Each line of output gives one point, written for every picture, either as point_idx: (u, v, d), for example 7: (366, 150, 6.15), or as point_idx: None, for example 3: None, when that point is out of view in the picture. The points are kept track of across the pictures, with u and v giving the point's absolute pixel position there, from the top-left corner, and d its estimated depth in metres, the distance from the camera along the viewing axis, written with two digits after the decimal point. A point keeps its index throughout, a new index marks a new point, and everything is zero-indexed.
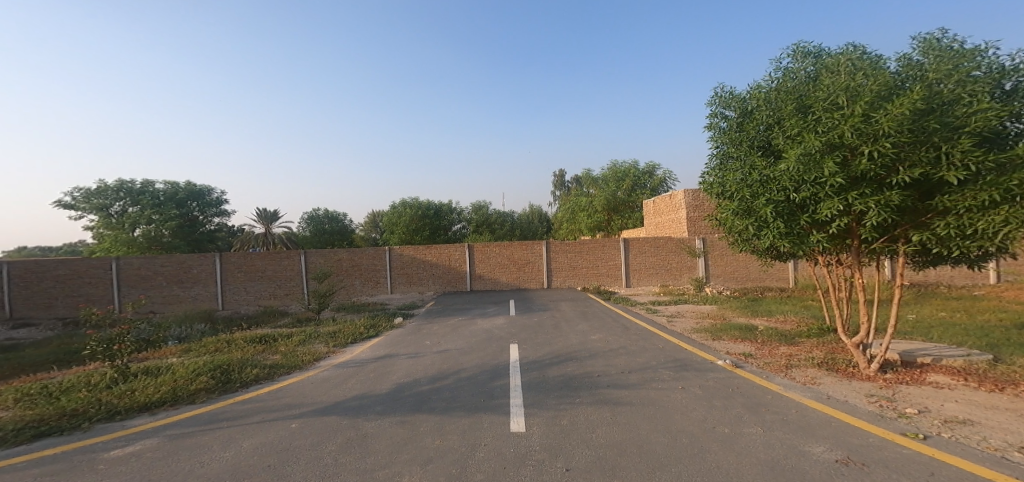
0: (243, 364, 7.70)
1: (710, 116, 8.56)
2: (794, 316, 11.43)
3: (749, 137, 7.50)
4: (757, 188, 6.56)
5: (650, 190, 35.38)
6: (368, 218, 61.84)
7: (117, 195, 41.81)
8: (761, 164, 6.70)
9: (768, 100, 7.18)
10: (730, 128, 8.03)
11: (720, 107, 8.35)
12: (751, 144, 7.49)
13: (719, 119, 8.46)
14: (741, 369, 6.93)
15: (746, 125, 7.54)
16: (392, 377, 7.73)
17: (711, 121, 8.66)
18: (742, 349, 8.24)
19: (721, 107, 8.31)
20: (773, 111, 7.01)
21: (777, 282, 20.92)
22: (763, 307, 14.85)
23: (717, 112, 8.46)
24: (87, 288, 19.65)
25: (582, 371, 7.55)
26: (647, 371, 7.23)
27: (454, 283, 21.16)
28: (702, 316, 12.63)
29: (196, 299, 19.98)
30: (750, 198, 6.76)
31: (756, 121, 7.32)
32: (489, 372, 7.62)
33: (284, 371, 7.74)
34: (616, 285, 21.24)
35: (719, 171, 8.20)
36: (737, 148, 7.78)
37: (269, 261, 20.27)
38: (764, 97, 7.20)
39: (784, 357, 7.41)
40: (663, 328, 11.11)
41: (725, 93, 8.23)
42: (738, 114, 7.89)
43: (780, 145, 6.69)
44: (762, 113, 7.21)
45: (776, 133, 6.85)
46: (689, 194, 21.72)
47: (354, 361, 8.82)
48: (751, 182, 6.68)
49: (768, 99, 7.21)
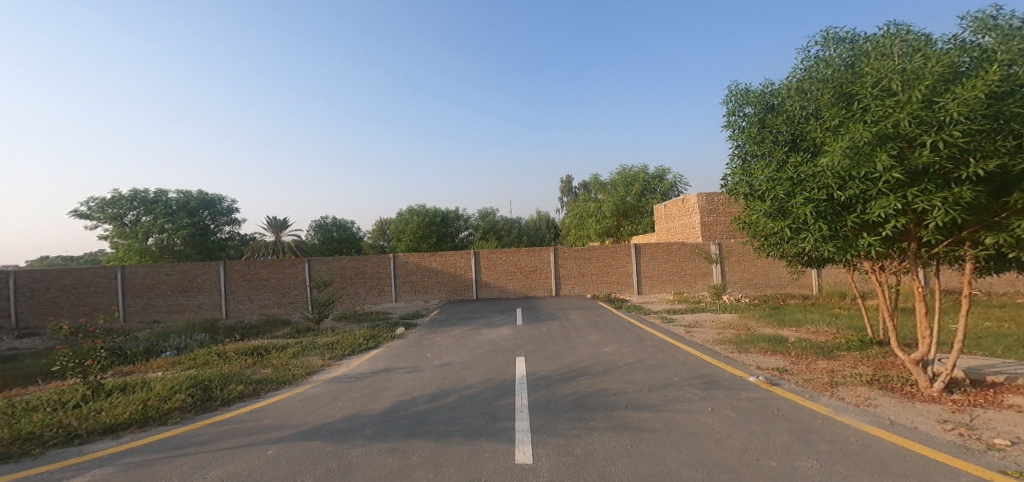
0: (229, 380, 7.06)
1: (727, 112, 7.84)
2: (825, 326, 10.58)
3: (775, 132, 6.77)
4: (794, 187, 5.80)
5: (660, 194, 34.56)
6: (376, 225, 61.66)
7: (131, 205, 41.86)
8: (795, 161, 5.95)
9: (799, 90, 6.45)
10: (753, 125, 7.30)
11: (739, 102, 7.64)
12: (778, 141, 6.75)
13: (737, 116, 7.74)
14: (776, 386, 6.19)
15: (772, 119, 6.80)
16: (387, 394, 7.07)
17: (728, 118, 7.95)
18: (774, 363, 7.47)
19: (740, 103, 7.60)
20: (805, 103, 6.30)
21: (798, 288, 19.95)
22: (787, 315, 13.95)
23: (735, 108, 7.75)
24: (92, 297, 19.31)
25: (596, 388, 6.82)
26: (669, 389, 6.48)
27: (460, 290, 20.52)
28: (723, 325, 11.81)
29: (199, 308, 19.55)
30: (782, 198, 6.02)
31: (785, 115, 6.59)
32: (494, 389, 6.92)
33: (272, 387, 7.10)
34: (628, 293, 20.42)
35: (740, 171, 7.47)
36: (762, 145, 7.05)
37: (272, 269, 19.83)
38: (794, 88, 6.48)
39: (826, 374, 6.67)
40: (682, 339, 10.34)
41: (744, 88, 7.51)
42: (762, 109, 7.18)
43: (817, 139, 5.94)
44: (792, 104, 6.49)
45: (810, 125, 6.12)
46: (703, 198, 20.94)
47: (349, 376, 8.17)
48: (784, 180, 5.93)
49: (797, 90, 6.49)
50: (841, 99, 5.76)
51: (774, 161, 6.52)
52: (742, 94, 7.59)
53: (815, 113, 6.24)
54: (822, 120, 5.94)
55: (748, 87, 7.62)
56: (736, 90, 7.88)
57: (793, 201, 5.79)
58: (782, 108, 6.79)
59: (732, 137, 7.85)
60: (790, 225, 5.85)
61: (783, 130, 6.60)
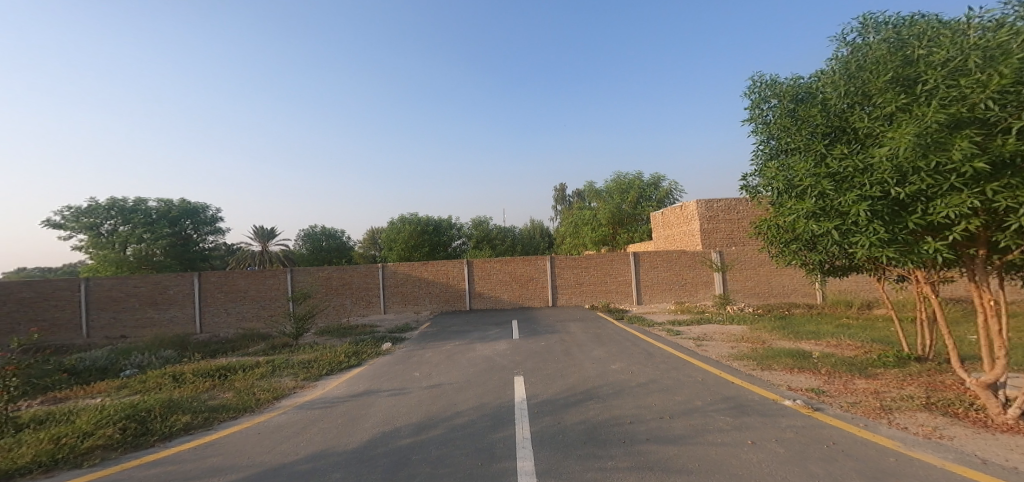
0: (177, 409, 6.05)
1: (751, 106, 7.15)
2: (847, 339, 9.78)
3: (809, 125, 6.05)
4: (842, 183, 5.01)
5: (656, 202, 33.93)
6: (366, 234, 60.47)
7: (109, 214, 40.28)
8: (841, 153, 5.19)
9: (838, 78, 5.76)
10: (782, 119, 6.59)
11: (764, 95, 6.95)
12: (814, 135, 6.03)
13: (762, 109, 7.04)
14: (820, 412, 5.33)
15: (805, 111, 6.09)
16: (365, 424, 6.09)
17: (751, 113, 7.25)
18: (806, 382, 6.62)
19: (766, 95, 6.92)
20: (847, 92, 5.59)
21: (803, 297, 19.26)
22: (799, 326, 13.20)
23: (761, 101, 7.05)
24: (53, 312, 18.05)
25: (608, 415, 5.92)
26: (694, 416, 5.59)
27: (452, 302, 19.53)
28: (736, 338, 10.98)
29: (171, 322, 18.33)
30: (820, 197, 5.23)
31: (822, 105, 5.87)
32: (489, 419, 5.98)
33: (228, 416, 6.11)
34: (628, 303, 19.57)
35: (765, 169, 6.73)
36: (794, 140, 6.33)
37: (252, 280, 18.71)
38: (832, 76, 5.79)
39: (870, 396, 5.83)
40: (694, 353, 9.50)
41: (771, 79, 6.82)
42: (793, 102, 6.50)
43: (865, 129, 5.20)
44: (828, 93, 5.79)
45: (854, 116, 5.38)
46: (702, 204, 20.29)
47: (323, 400, 7.18)
48: (829, 176, 5.15)
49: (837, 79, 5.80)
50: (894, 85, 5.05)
51: (812, 156, 5.77)
52: (767, 85, 6.91)
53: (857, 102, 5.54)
54: (868, 109, 5.22)
55: (774, 78, 6.95)
56: (760, 82, 7.20)
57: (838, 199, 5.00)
58: (816, 99, 6.09)
59: (757, 133, 7.14)
60: (833, 228, 5.04)
61: (817, 121, 5.88)
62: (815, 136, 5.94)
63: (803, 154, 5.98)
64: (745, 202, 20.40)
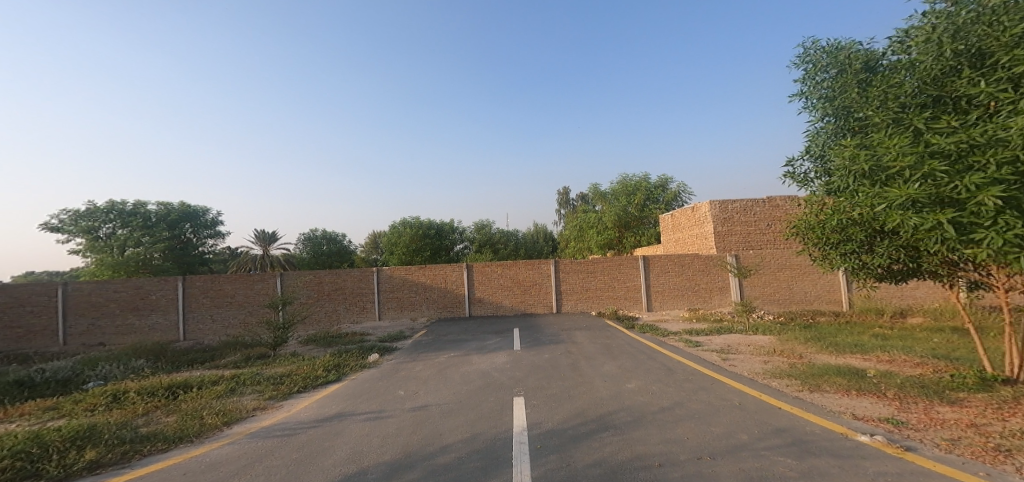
0: (89, 443, 5.02)
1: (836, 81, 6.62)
2: (900, 355, 8.46)
3: (896, 96, 5.39)
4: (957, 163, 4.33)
5: (663, 204, 32.63)
6: (369, 238, 59.55)
7: (107, 217, 39.49)
8: (950, 127, 4.53)
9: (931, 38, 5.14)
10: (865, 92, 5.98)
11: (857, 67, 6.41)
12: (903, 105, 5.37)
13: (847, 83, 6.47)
14: (912, 453, 4.10)
15: (892, 81, 5.46)
16: (326, 460, 4.91)
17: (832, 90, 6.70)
18: (873, 410, 5.36)
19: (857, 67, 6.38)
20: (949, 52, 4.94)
21: (826, 305, 17.89)
22: (831, 337, 11.88)
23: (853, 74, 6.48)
24: (29, 318, 17.17)
25: (631, 453, 4.70)
26: (743, 456, 4.36)
27: (451, 308, 18.33)
28: (766, 351, 9.66)
29: (153, 330, 17.26)
30: (922, 179, 4.51)
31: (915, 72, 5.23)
32: (480, 456, 4.78)
33: (157, 448, 5.09)
34: (637, 309, 18.29)
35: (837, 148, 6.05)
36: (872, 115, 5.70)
37: (239, 284, 17.61)
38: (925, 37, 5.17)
39: (968, 430, 4.55)
40: (721, 369, 8.20)
41: (856, 46, 6.25)
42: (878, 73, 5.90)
43: (980, 98, 4.58)
44: (916, 61, 5.30)
45: (962, 83, 4.77)
46: (716, 206, 19.03)
47: (283, 426, 6.02)
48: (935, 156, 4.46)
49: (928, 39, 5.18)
50: (1018, 43, 4.49)
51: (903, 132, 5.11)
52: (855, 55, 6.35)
53: (957, 68, 4.99)
54: (983, 73, 4.63)
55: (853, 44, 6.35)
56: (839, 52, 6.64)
57: (949, 182, 4.30)
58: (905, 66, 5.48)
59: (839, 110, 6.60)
60: (941, 219, 4.33)
61: (906, 92, 5.24)
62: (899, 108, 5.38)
63: (886, 131, 5.35)
64: (762, 203, 19.08)
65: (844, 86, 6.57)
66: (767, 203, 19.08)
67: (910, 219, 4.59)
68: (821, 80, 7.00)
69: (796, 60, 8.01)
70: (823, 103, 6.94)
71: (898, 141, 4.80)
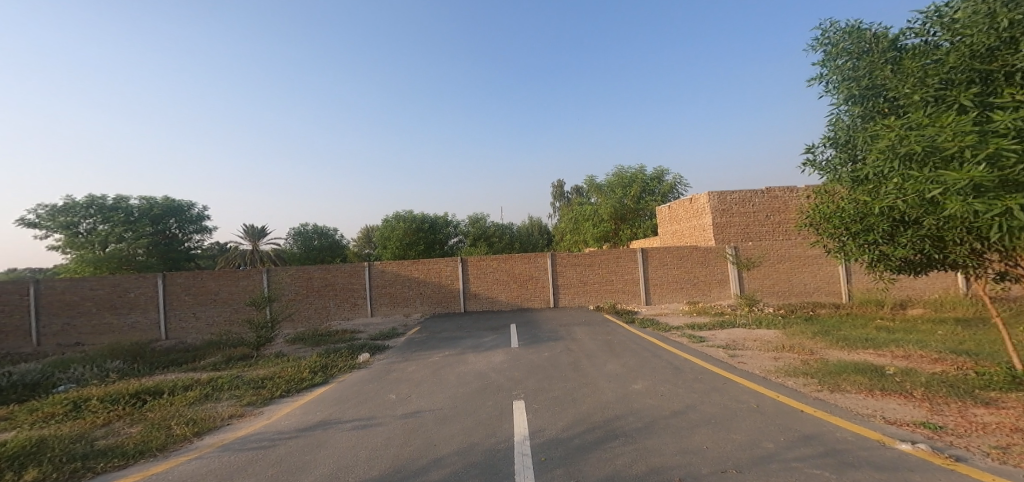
0: (30, 466, 4.50)
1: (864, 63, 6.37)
2: (917, 350, 8.09)
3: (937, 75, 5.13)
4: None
5: (660, 196, 32.23)
6: (360, 233, 58.72)
7: (87, 212, 38.35)
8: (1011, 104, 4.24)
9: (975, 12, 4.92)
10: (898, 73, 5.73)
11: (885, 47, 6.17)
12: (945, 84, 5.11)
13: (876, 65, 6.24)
14: (963, 464, 3.66)
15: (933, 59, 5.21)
16: (305, 478, 4.40)
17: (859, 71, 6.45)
18: (905, 413, 4.94)
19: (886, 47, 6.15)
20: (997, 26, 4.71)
21: (827, 296, 17.60)
22: (838, 330, 11.53)
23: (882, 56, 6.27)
24: (2, 318, 16.40)
25: (645, 466, 4.23)
26: (773, 469, 3.90)
27: (444, 303, 17.79)
28: (775, 346, 9.26)
29: (134, 328, 16.58)
30: (984, 160, 4.20)
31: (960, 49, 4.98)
32: (478, 471, 4.30)
33: (109, 467, 4.59)
34: (635, 303, 17.89)
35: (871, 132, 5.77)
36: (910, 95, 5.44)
37: (223, 280, 16.95)
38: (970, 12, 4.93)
39: (1016, 437, 4.14)
40: (731, 367, 7.77)
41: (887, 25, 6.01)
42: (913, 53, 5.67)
43: None
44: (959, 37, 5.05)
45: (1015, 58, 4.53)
46: (714, 197, 18.64)
47: (260, 436, 5.49)
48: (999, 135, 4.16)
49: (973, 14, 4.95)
50: None
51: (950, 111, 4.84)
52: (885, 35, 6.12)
53: (1005, 43, 4.75)
54: None
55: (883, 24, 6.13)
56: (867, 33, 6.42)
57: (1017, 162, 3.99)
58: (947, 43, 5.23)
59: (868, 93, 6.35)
60: (1010, 204, 3.98)
61: (950, 70, 4.98)
62: (939, 86, 5.12)
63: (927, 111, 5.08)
64: (762, 194, 18.69)
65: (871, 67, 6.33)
66: (766, 194, 18.70)
67: (971, 206, 4.26)
68: (844, 63, 6.76)
69: (813, 45, 7.81)
70: (846, 86, 6.70)
71: (952, 119, 4.50)
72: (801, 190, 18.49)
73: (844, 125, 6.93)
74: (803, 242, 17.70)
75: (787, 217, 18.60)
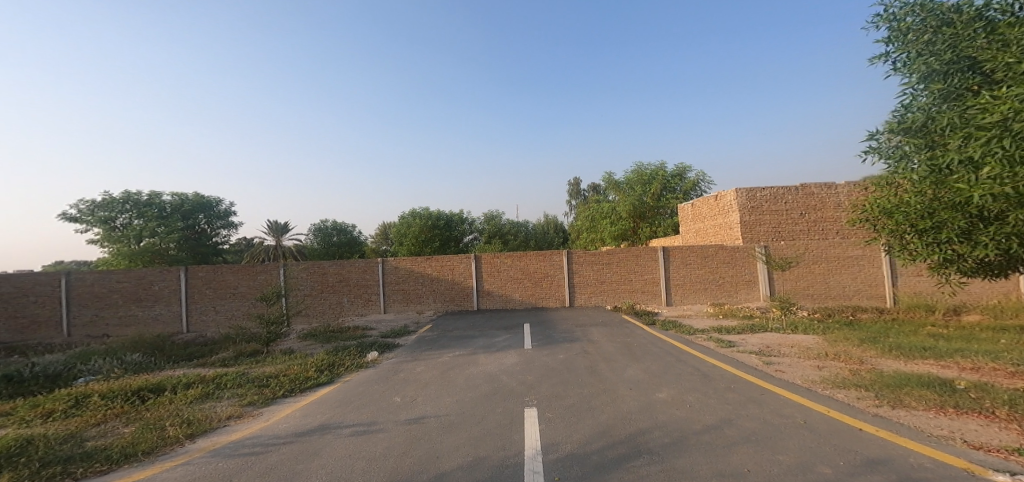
0: (10, 469, 4.15)
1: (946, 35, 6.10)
2: (985, 362, 7.27)
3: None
4: None
5: (681, 194, 31.17)
6: (380, 229, 59.19)
7: (124, 208, 39.62)
8: None
9: None
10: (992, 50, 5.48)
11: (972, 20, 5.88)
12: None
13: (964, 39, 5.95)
14: None
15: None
16: None
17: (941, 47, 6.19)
18: (992, 437, 4.24)
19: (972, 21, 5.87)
20: None
21: (867, 300, 16.47)
22: (880, 337, 10.59)
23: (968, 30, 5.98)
24: (34, 308, 16.76)
25: None
26: None
27: (459, 301, 17.39)
28: (813, 354, 8.46)
29: (156, 321, 16.72)
30: None
31: None
32: None
33: (93, 470, 4.23)
34: (656, 304, 17.11)
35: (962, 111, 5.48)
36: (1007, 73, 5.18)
37: (242, 275, 16.96)
38: None
39: None
40: (767, 376, 7.07)
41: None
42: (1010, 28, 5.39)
43: None
44: None
45: None
46: (742, 193, 17.69)
47: (254, 441, 5.09)
48: None
49: None
50: None
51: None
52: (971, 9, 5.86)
53: None
54: None
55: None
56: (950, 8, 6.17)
57: None
58: None
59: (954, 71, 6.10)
60: None
61: None
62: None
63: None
64: (795, 191, 17.61)
65: (953, 43, 6.07)
66: (801, 191, 17.60)
67: None
68: (922, 39, 6.48)
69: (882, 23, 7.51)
70: (924, 63, 6.42)
71: None
72: (839, 187, 17.35)
73: (921, 106, 6.65)
74: (841, 242, 16.58)
75: (823, 216, 17.48)
